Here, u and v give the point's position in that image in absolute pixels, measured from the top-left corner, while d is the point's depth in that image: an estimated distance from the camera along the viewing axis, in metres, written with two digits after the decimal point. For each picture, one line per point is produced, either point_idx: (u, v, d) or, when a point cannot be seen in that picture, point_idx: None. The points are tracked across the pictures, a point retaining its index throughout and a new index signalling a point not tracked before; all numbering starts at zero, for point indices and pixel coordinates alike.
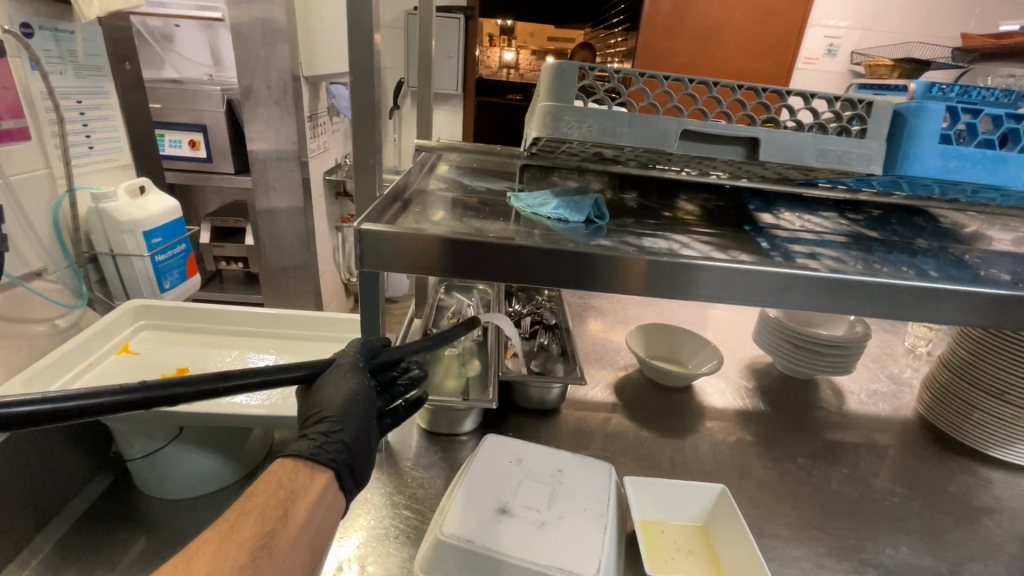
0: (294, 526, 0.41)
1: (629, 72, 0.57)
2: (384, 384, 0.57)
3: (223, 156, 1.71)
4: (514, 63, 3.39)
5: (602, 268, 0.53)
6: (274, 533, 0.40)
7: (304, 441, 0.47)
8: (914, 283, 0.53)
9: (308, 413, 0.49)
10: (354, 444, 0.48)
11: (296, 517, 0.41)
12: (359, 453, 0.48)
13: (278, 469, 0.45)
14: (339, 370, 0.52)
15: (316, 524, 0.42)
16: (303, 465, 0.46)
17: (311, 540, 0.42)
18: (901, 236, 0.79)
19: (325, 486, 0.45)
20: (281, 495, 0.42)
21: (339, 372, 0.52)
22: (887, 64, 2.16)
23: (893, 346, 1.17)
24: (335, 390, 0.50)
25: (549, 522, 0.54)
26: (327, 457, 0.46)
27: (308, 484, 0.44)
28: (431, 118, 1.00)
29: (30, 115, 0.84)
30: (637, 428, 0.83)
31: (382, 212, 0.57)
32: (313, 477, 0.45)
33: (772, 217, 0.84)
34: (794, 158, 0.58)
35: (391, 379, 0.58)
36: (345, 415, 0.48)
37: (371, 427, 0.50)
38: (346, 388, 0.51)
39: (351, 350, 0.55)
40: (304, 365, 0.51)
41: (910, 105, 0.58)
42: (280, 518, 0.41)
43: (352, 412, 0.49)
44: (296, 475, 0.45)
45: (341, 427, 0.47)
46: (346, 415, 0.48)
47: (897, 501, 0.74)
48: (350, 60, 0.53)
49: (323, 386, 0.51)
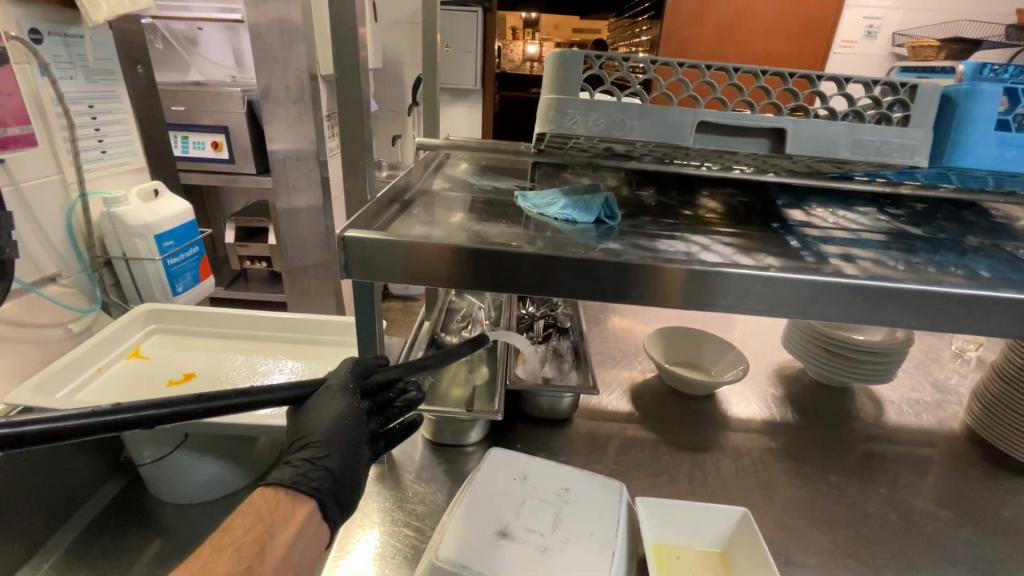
0: (271, 562, 0.40)
1: (641, 59, 0.52)
2: (379, 404, 0.55)
3: (243, 157, 1.72)
4: (537, 56, 3.33)
5: (609, 275, 0.48)
6: (250, 571, 0.39)
7: (288, 468, 0.45)
8: (964, 291, 0.47)
9: (294, 435, 0.47)
10: (340, 471, 0.46)
11: (273, 553, 0.40)
12: (345, 480, 0.47)
13: (258, 498, 0.44)
14: (329, 389, 0.49)
15: (295, 559, 0.41)
16: (285, 494, 0.45)
17: (289, 574, 0.41)
18: (949, 233, 0.72)
19: (307, 517, 0.44)
20: (260, 527, 0.41)
21: (329, 391, 0.49)
22: (934, 45, 2.02)
23: (939, 351, 1.08)
24: (323, 412, 0.47)
25: (552, 548, 0.51)
26: (309, 485, 0.45)
27: (288, 517, 0.43)
28: (439, 114, 0.97)
29: (39, 121, 0.86)
30: (654, 440, 0.78)
31: (375, 217, 0.54)
32: (295, 507, 0.44)
33: (803, 214, 0.77)
34: (826, 150, 0.52)
35: (387, 399, 0.55)
36: (330, 441, 0.46)
37: (359, 452, 0.48)
38: (333, 409, 0.48)
39: (343, 367, 0.52)
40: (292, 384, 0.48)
41: (960, 87, 0.51)
42: (257, 554, 0.40)
43: (338, 436, 0.46)
44: (277, 506, 0.44)
45: (326, 455, 0.45)
46: (332, 442, 0.46)
47: (942, 527, 0.67)
48: (336, 58, 0.51)
49: (311, 406, 0.48)
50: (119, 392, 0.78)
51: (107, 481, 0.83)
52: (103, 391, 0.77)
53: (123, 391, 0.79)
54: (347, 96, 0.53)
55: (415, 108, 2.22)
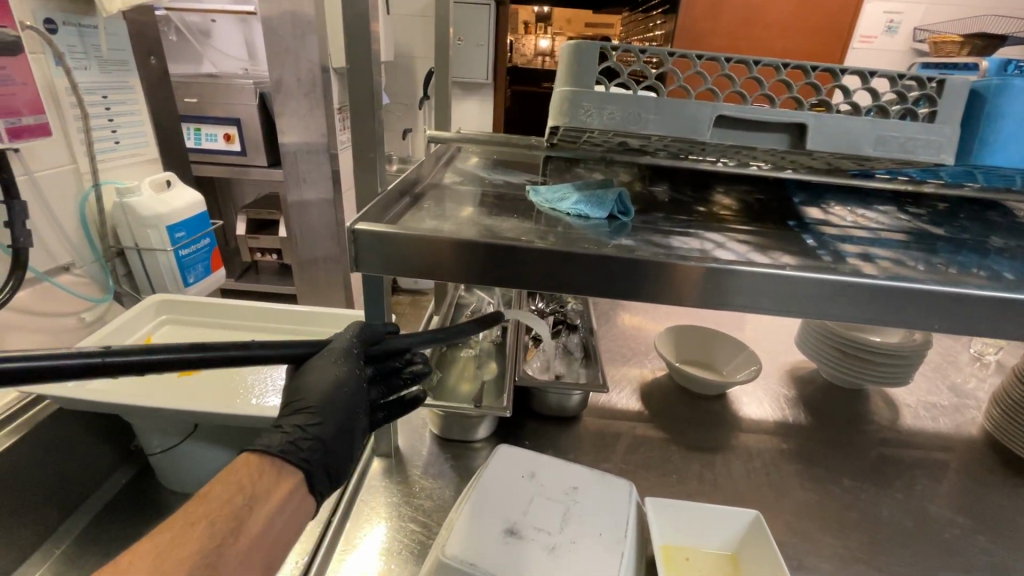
0: (246, 541, 0.37)
1: (658, 52, 0.51)
2: (384, 371, 0.54)
3: (255, 149, 1.72)
4: (549, 51, 3.31)
5: (623, 272, 0.48)
6: (223, 548, 0.36)
7: (278, 434, 0.44)
8: (991, 293, 0.46)
9: (290, 398, 0.46)
10: (332, 442, 0.45)
11: (250, 530, 0.38)
12: (337, 452, 0.45)
13: (242, 465, 0.42)
14: (331, 354, 0.48)
15: (273, 538, 0.39)
16: (269, 465, 0.43)
17: (265, 554, 0.39)
18: (972, 233, 0.70)
19: (292, 489, 0.42)
20: (237, 500, 0.39)
21: (330, 354, 0.48)
22: (957, 40, 1.97)
23: (956, 354, 1.06)
24: (320, 377, 0.46)
25: (560, 547, 0.50)
26: (297, 455, 0.43)
27: (271, 489, 0.41)
28: (450, 107, 0.96)
29: (54, 111, 0.87)
30: (664, 439, 0.78)
31: (385, 210, 0.53)
32: (281, 477, 0.42)
33: (820, 212, 0.76)
34: (848, 146, 0.50)
35: (391, 368, 0.55)
36: (325, 407, 0.44)
37: (355, 424, 0.47)
38: (332, 374, 0.46)
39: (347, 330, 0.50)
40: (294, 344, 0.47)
41: (990, 82, 0.50)
42: (231, 531, 0.37)
43: (334, 403, 0.45)
44: (260, 477, 0.41)
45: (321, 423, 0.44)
46: (326, 408, 0.44)
47: (959, 534, 0.66)
48: (348, 49, 0.50)
49: (310, 370, 0.47)
50: (130, 383, 0.79)
51: (118, 469, 0.85)
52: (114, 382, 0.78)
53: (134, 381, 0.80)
54: (358, 87, 0.52)
55: (427, 101, 2.22)
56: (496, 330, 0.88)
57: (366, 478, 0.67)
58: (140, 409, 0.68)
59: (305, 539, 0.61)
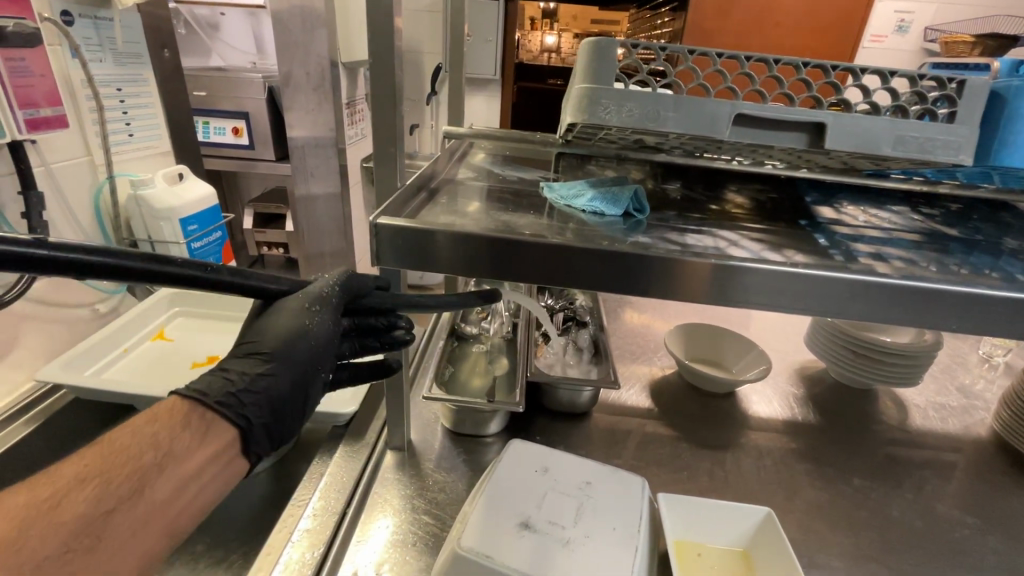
0: (142, 507, 0.40)
1: (678, 50, 0.52)
2: (362, 326, 0.54)
3: (263, 143, 1.73)
4: (555, 47, 3.30)
5: (641, 269, 0.48)
6: (115, 512, 0.38)
7: (222, 378, 0.46)
8: (1009, 294, 0.46)
9: (248, 340, 0.47)
10: (278, 401, 0.46)
11: (148, 496, 0.40)
12: (282, 411, 0.47)
13: (171, 406, 0.44)
14: (298, 303, 0.48)
15: (175, 501, 0.41)
16: (199, 416, 0.44)
17: (169, 513, 0.41)
18: (986, 234, 0.70)
19: (219, 442, 0.44)
20: (146, 458, 0.41)
21: (299, 303, 0.48)
22: (968, 40, 1.95)
23: (965, 356, 1.06)
24: (282, 326, 0.47)
25: (574, 541, 0.50)
26: (237, 410, 0.45)
27: (193, 447, 0.43)
28: (463, 103, 0.96)
29: (71, 102, 0.88)
30: (674, 436, 0.78)
31: (404, 205, 0.54)
32: (212, 426, 0.44)
33: (833, 211, 0.76)
34: (867, 146, 0.50)
35: (370, 325, 0.54)
36: (279, 361, 0.46)
37: (308, 382, 0.48)
38: (293, 325, 0.47)
39: (329, 279, 0.50)
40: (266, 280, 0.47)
41: (1010, 83, 0.50)
42: (130, 495, 0.39)
43: (290, 359, 0.46)
44: (186, 427, 0.43)
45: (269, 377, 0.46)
46: (280, 364, 0.46)
47: (968, 534, 0.66)
48: (371, 44, 0.50)
49: (276, 313, 0.48)
50: (144, 374, 0.80)
51: None
52: (129, 373, 0.79)
53: (149, 372, 0.81)
54: (379, 81, 0.52)
55: (434, 97, 2.21)
56: (506, 327, 0.88)
57: (380, 470, 0.68)
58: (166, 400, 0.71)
59: (311, 537, 0.56)
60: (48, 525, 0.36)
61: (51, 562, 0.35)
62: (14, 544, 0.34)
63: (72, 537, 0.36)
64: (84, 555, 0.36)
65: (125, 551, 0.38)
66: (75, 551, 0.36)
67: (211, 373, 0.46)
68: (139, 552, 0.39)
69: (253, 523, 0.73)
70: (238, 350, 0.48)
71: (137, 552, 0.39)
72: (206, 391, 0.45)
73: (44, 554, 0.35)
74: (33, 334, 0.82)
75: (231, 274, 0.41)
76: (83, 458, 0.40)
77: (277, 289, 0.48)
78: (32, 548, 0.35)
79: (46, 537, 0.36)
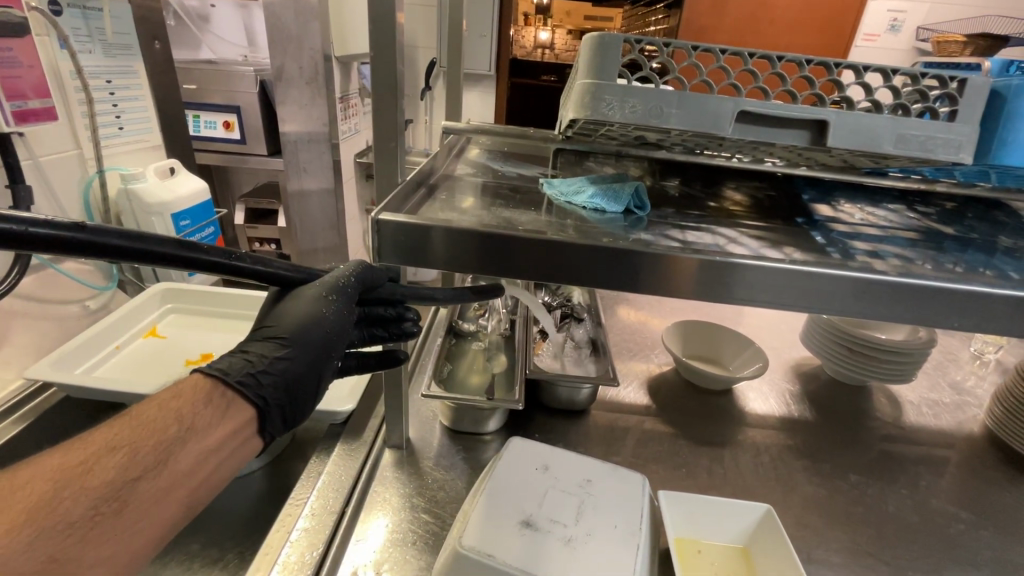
0: (166, 478, 0.40)
1: (681, 45, 0.52)
2: (372, 316, 0.55)
3: (255, 138, 1.70)
4: (549, 43, 3.29)
5: (644, 266, 0.47)
6: (141, 481, 0.39)
7: (241, 359, 0.46)
8: (1010, 292, 0.46)
9: (267, 324, 0.47)
10: (294, 384, 0.46)
11: (173, 467, 0.40)
12: (298, 395, 0.46)
13: (193, 384, 0.44)
14: (316, 288, 0.47)
15: (197, 475, 0.42)
16: (220, 394, 0.45)
17: (189, 487, 0.41)
18: (981, 232, 0.70)
19: (238, 422, 0.44)
20: (171, 431, 0.41)
21: (317, 289, 0.47)
22: (960, 40, 1.97)
23: (957, 353, 1.07)
24: (299, 310, 0.46)
25: (575, 539, 0.50)
26: (255, 391, 0.45)
27: (212, 426, 0.43)
28: (461, 99, 0.95)
29: (59, 94, 0.86)
30: (672, 433, 0.78)
31: (404, 200, 0.53)
32: (230, 407, 0.44)
33: (830, 209, 0.76)
34: (868, 143, 0.50)
35: (380, 315, 0.55)
36: (296, 344, 0.46)
37: (324, 366, 0.47)
38: (311, 311, 0.46)
39: (346, 268, 0.50)
40: (284, 267, 0.47)
41: (1009, 82, 0.50)
42: (156, 466, 0.40)
43: (307, 343, 0.46)
44: (207, 404, 0.44)
45: (287, 359, 0.45)
46: (297, 347, 0.46)
47: (963, 529, 0.67)
48: (372, 36, 0.50)
49: (294, 298, 0.48)
50: (137, 372, 0.79)
51: None
52: (120, 372, 0.78)
53: (141, 368, 0.80)
54: (380, 74, 0.51)
55: (428, 92, 2.20)
56: (504, 324, 0.88)
57: (378, 468, 0.67)
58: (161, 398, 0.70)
59: (309, 537, 0.55)
60: (79, 488, 0.36)
61: (79, 524, 0.36)
62: (47, 504, 0.35)
63: (101, 502, 0.37)
64: (111, 519, 0.37)
65: (149, 518, 0.39)
66: (102, 514, 0.37)
67: (231, 354, 0.46)
68: (162, 520, 0.39)
69: (249, 522, 0.73)
70: (256, 332, 0.48)
71: (160, 520, 0.39)
72: (226, 371, 0.45)
73: (73, 515, 0.36)
74: (20, 332, 0.81)
75: (253, 262, 0.43)
76: (113, 427, 0.41)
77: (293, 277, 0.48)
78: (62, 509, 0.35)
79: (77, 499, 0.36)
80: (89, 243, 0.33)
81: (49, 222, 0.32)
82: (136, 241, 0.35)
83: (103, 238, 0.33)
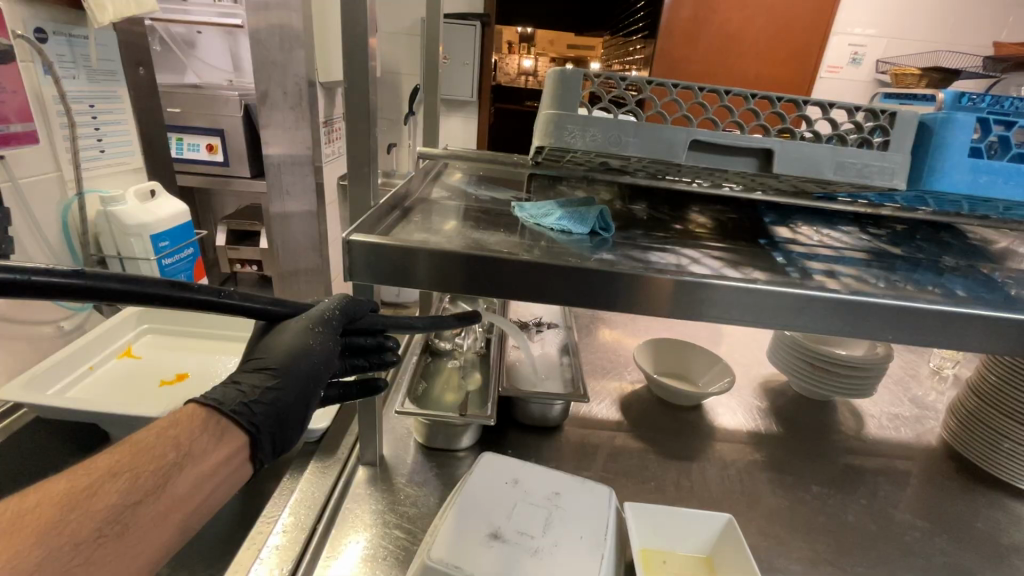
0: (165, 503, 0.40)
1: (637, 79, 0.55)
2: (353, 347, 0.57)
3: (239, 160, 1.72)
4: (532, 72, 3.42)
5: (606, 284, 0.50)
6: (141, 505, 0.39)
7: (234, 390, 0.48)
8: (940, 307, 0.50)
9: (256, 355, 0.49)
10: (285, 412, 0.48)
11: (171, 492, 0.41)
12: (287, 422, 0.48)
13: (187, 414, 0.46)
14: (304, 321, 0.50)
15: (192, 500, 0.42)
16: (215, 422, 0.46)
17: (186, 512, 0.42)
18: (927, 253, 0.75)
19: (232, 450, 0.45)
20: (169, 456, 0.42)
21: (303, 322, 0.50)
22: (915, 72, 2.09)
23: (916, 368, 1.12)
24: (287, 342, 0.49)
25: (543, 550, 0.52)
26: (248, 419, 0.46)
27: (206, 453, 0.44)
28: (438, 126, 0.99)
29: (41, 119, 0.89)
30: (642, 448, 0.80)
31: (378, 222, 0.56)
32: (226, 436, 0.46)
33: (788, 231, 0.80)
34: (811, 170, 0.54)
35: (360, 345, 0.57)
36: (286, 374, 0.47)
37: (314, 395, 0.49)
38: (300, 342, 0.49)
39: (331, 302, 0.53)
40: (271, 302, 0.50)
41: (937, 115, 0.54)
42: (154, 490, 0.40)
43: (296, 374, 0.48)
44: (203, 431, 0.45)
45: (278, 390, 0.47)
46: (287, 377, 0.47)
47: (919, 537, 0.70)
48: (346, 69, 0.53)
49: (281, 330, 0.50)
50: (110, 392, 0.79)
51: None
52: (94, 392, 0.78)
53: (113, 389, 0.80)
54: (355, 106, 0.55)
55: (411, 117, 2.24)
56: (480, 343, 0.90)
57: (351, 487, 0.68)
58: (135, 417, 0.71)
59: (280, 554, 0.55)
60: (83, 512, 0.37)
61: (84, 546, 0.36)
62: (54, 527, 0.35)
63: (104, 525, 0.37)
64: (113, 542, 0.37)
65: (147, 542, 0.39)
66: (105, 537, 0.37)
67: (224, 385, 0.48)
68: (158, 545, 0.39)
69: (221, 542, 0.72)
70: (247, 363, 0.49)
71: (156, 544, 0.40)
72: (220, 400, 0.47)
73: (78, 537, 0.36)
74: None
75: (237, 297, 0.44)
76: (114, 453, 0.41)
77: (279, 311, 0.50)
78: (68, 531, 0.35)
79: (82, 522, 0.36)
80: (91, 287, 0.34)
81: (49, 269, 0.33)
82: (134, 285, 0.36)
83: (103, 280, 0.34)
